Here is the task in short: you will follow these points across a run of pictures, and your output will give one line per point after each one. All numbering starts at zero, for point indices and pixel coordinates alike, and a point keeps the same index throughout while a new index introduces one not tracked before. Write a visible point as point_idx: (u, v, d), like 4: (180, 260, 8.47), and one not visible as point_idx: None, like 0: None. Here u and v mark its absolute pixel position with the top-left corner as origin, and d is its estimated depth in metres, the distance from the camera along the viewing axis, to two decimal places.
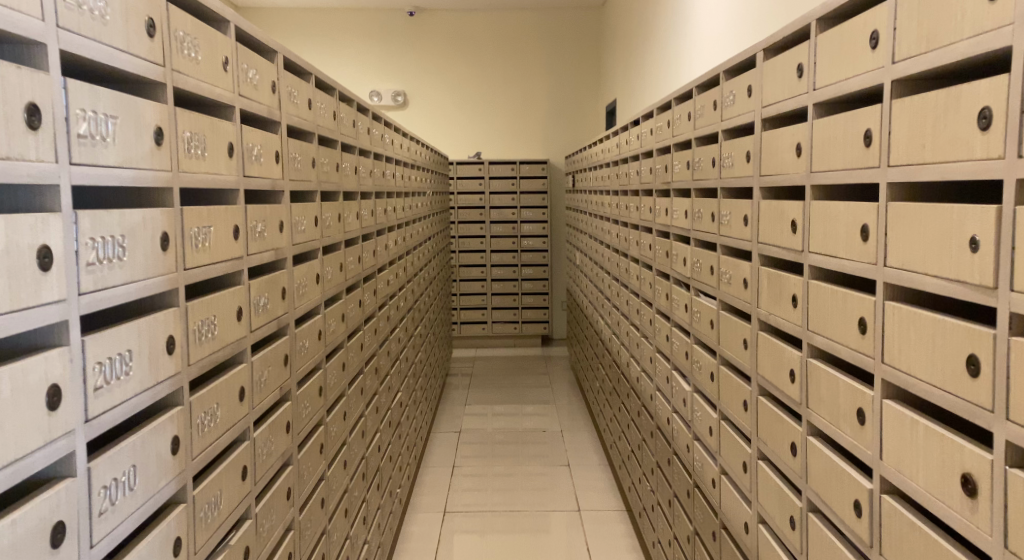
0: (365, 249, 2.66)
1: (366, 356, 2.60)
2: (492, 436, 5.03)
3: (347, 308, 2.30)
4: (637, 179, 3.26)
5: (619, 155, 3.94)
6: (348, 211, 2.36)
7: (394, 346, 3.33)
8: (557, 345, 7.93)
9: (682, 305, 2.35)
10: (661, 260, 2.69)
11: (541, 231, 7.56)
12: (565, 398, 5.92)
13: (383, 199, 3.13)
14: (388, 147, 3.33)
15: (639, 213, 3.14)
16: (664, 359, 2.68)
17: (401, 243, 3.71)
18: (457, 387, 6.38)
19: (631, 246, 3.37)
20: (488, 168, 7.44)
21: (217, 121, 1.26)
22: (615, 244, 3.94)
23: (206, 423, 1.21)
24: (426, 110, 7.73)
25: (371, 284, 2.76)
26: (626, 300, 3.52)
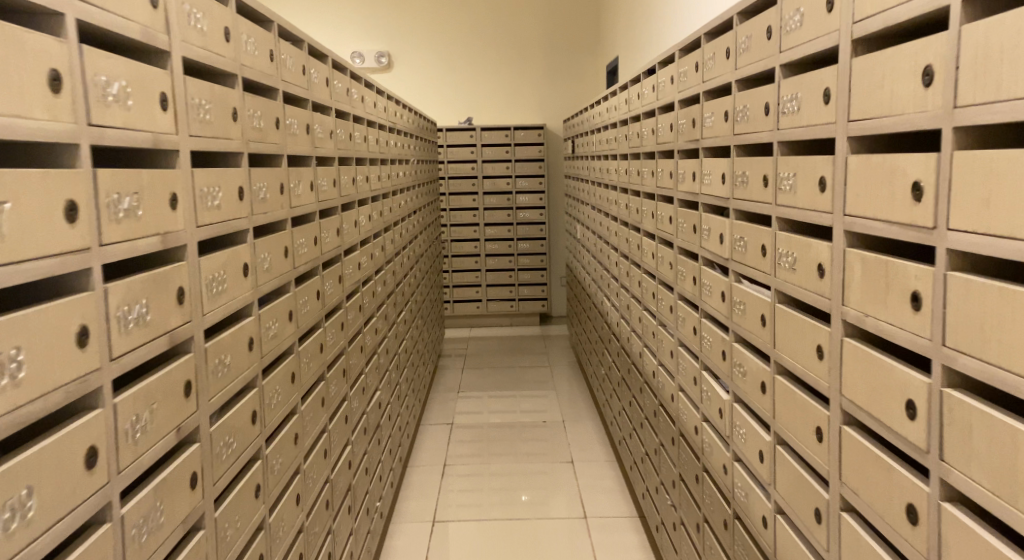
0: (327, 229, 2.19)
1: (330, 359, 2.16)
2: (488, 427, 4.62)
3: (301, 304, 1.84)
4: (651, 140, 2.78)
5: (626, 116, 3.46)
6: (300, 180, 1.88)
7: (372, 340, 2.90)
8: (556, 324, 7.50)
9: (717, 293, 1.91)
10: (685, 236, 2.24)
11: (538, 202, 7.07)
12: (566, 383, 5.50)
13: (352, 170, 2.66)
14: (357, 106, 2.84)
15: (655, 181, 2.68)
16: (689, 356, 2.25)
17: (379, 218, 3.25)
18: (451, 371, 5.97)
19: (644, 218, 2.92)
20: (480, 135, 6.94)
21: (32, 32, 0.78)
22: (623, 219, 3.48)
23: (3, 526, 0.71)
24: (413, 71, 7.19)
25: (337, 270, 2.31)
26: (637, 283, 3.08)
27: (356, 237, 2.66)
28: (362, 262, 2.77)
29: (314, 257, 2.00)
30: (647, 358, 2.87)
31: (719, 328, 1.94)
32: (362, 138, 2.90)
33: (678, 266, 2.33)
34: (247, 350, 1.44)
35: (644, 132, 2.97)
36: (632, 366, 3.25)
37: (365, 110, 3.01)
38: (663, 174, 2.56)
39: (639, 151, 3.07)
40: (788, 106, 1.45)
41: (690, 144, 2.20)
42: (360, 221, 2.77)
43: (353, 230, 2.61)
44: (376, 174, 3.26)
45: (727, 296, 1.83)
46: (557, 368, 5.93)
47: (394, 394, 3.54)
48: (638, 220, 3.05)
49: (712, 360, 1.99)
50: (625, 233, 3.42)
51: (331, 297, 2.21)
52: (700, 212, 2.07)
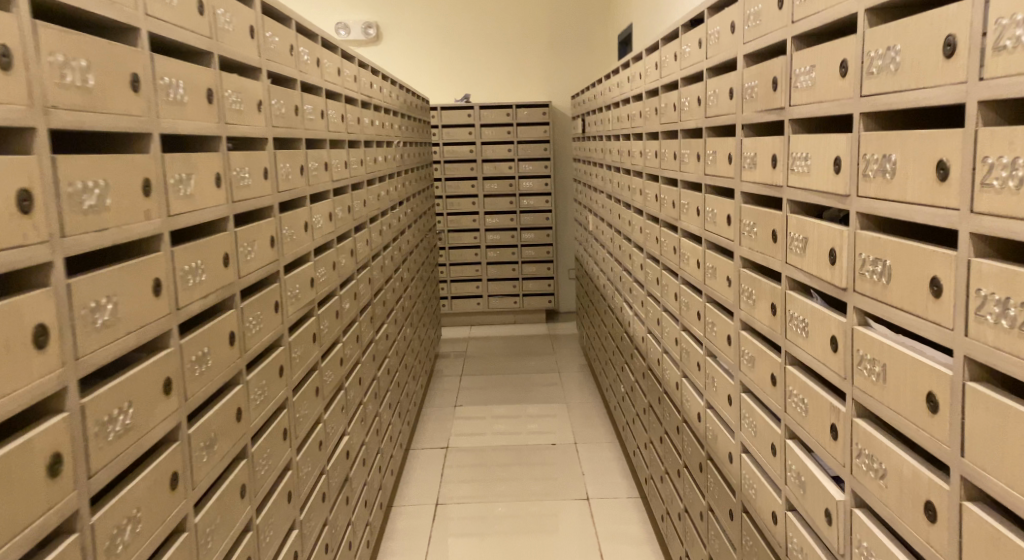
0: (250, 240, 1.57)
1: (257, 424, 1.54)
2: (492, 451, 4.02)
3: (192, 364, 1.22)
4: (715, 111, 2.22)
5: (663, 83, 2.84)
6: (190, 171, 1.28)
7: (333, 375, 2.30)
8: (564, 321, 6.86)
9: (821, 340, 1.57)
10: (762, 247, 1.90)
11: (544, 188, 6.43)
12: (577, 395, 4.87)
13: (291, 155, 2.05)
14: (299, 72, 2.22)
15: (721, 164, 2.18)
16: (762, 412, 1.93)
17: (340, 215, 2.63)
18: (447, 378, 5.35)
19: (705, 217, 2.37)
20: (479, 114, 6.28)
21: None
22: (668, 218, 2.85)
23: None
24: (404, 44, 6.52)
25: (270, 299, 1.69)
26: (699, 302, 2.48)
27: (302, 244, 2.05)
28: (314, 276, 2.15)
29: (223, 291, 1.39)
30: (698, 402, 2.48)
31: (818, 388, 1.60)
32: (308, 114, 2.28)
33: (745, 289, 2.03)
34: (40, 481, 0.81)
35: (701, 101, 2.37)
36: (673, 401, 2.81)
37: (314, 78, 2.40)
38: (727, 158, 2.13)
39: (689, 128, 2.49)
40: (1015, 34, 0.88)
41: (798, 115, 1.61)
42: (308, 220, 2.15)
43: (294, 234, 1.99)
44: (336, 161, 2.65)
45: (845, 346, 1.45)
46: (566, 374, 5.33)
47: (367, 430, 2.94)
48: (695, 220, 2.49)
49: (817, 433, 1.60)
50: (672, 234, 2.79)
51: (259, 338, 1.59)
52: (791, 220, 1.70)
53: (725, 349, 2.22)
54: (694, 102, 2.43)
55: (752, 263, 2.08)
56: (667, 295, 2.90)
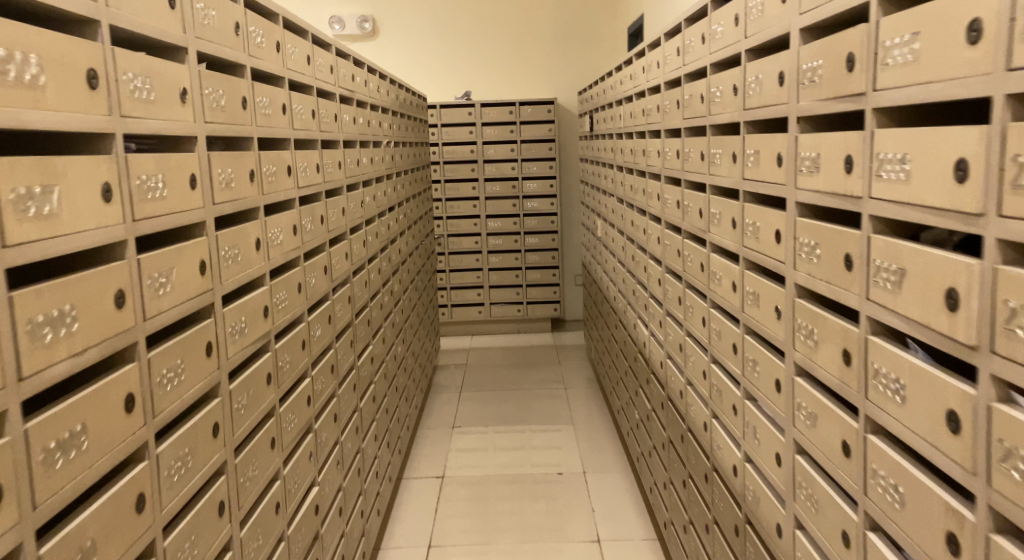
0: (159, 273, 1.49)
1: (171, 507, 1.50)
2: (492, 481, 3.67)
3: (49, 451, 1.10)
4: (758, 103, 1.88)
5: (686, 72, 2.48)
6: (48, 181, 1.12)
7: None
8: (571, 330, 6.51)
9: (908, 401, 1.27)
10: (828, 277, 1.57)
11: (549, 189, 6.07)
12: (585, 414, 4.51)
13: (218, 161, 1.77)
14: (246, 55, 1.96)
15: (768, 165, 1.86)
16: (816, 473, 1.66)
17: (291, 234, 2.28)
18: (445, 394, 4.99)
19: (747, 233, 2.05)
20: (480, 112, 5.93)
21: None
22: (694, 230, 2.49)
23: None
24: (402, 39, 6.18)
25: (197, 348, 1.65)
26: (739, 334, 2.15)
27: (251, 267, 1.97)
28: (261, 307, 2.03)
29: (116, 344, 1.31)
30: (734, 456, 2.21)
31: (918, 472, 1.26)
32: (246, 105, 1.96)
33: (803, 325, 1.72)
34: None
35: (738, 91, 2.02)
36: (703, 447, 2.52)
37: (263, 62, 2.08)
38: (776, 159, 1.81)
39: (723, 123, 2.14)
40: None
41: (882, 102, 1.28)
42: (241, 242, 1.92)
43: (234, 255, 1.87)
44: (296, 165, 2.33)
45: (934, 413, 1.18)
46: (572, 390, 4.97)
47: (334, 471, 2.59)
48: (732, 233, 2.16)
49: (883, 499, 1.36)
50: (701, 248, 2.45)
51: (177, 399, 1.55)
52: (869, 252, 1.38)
53: (774, 396, 1.90)
54: (731, 89, 2.05)
55: (808, 292, 1.76)
56: (695, 322, 2.57)
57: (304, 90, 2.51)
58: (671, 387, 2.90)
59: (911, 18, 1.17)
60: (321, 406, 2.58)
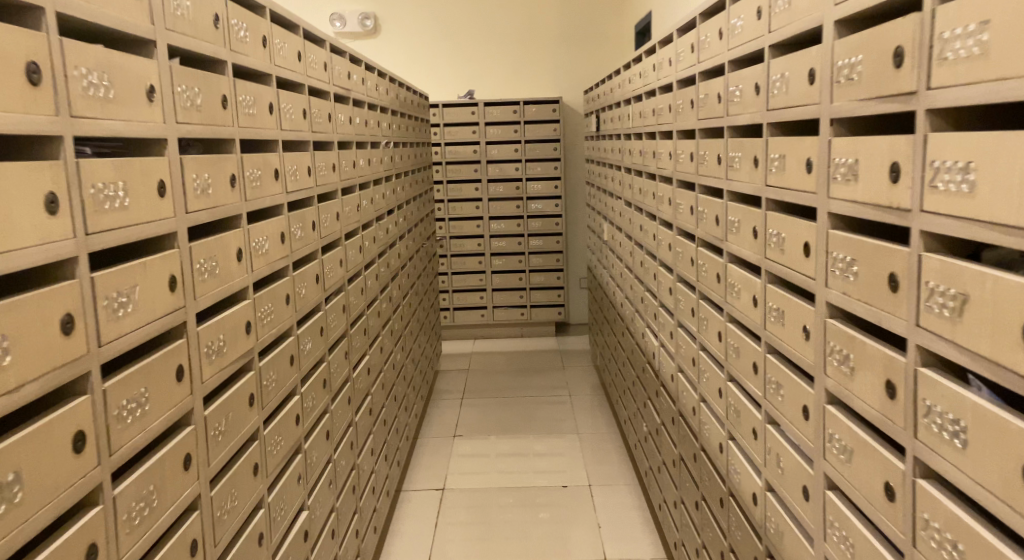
0: (204, 257, 1.39)
1: (217, 465, 1.35)
2: (495, 495, 3.53)
3: (120, 411, 1.03)
4: (740, 107, 1.73)
5: (689, 75, 2.36)
6: (59, 188, 0.91)
7: (287, 440, 1.77)
8: (575, 334, 6.37)
9: (877, 382, 1.07)
10: (799, 263, 1.37)
11: (553, 191, 5.94)
12: (591, 423, 4.38)
13: (248, 162, 1.63)
14: (268, 61, 1.83)
15: (749, 169, 1.65)
16: (795, 455, 1.44)
17: (312, 230, 2.09)
18: (446, 402, 4.85)
19: (728, 230, 1.84)
20: (483, 111, 5.81)
21: None
22: (687, 227, 2.27)
23: None
24: (404, 36, 6.06)
25: (238, 325, 1.49)
26: (721, 322, 1.92)
27: (232, 279, 1.50)
28: (286, 294, 1.81)
29: (167, 322, 1.22)
30: (721, 485, 2.06)
31: (939, 517, 0.91)
32: (273, 111, 1.81)
33: (773, 307, 1.52)
34: None
35: (722, 98, 1.89)
36: (697, 474, 2.36)
37: (286, 70, 1.96)
38: (754, 162, 1.62)
39: (709, 125, 2.00)
40: None
41: (856, 110, 1.12)
42: (275, 230, 1.75)
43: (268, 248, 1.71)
44: (315, 164, 2.16)
45: (911, 398, 0.97)
46: (577, 397, 4.84)
47: (354, 493, 2.46)
48: (716, 230, 1.95)
49: (863, 488, 1.14)
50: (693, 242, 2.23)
51: (218, 370, 1.39)
52: (842, 239, 1.18)
53: (751, 442, 1.73)
54: (716, 94, 1.94)
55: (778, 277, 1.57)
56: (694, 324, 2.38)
57: (317, 93, 2.39)
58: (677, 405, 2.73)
59: (897, 27, 0.99)
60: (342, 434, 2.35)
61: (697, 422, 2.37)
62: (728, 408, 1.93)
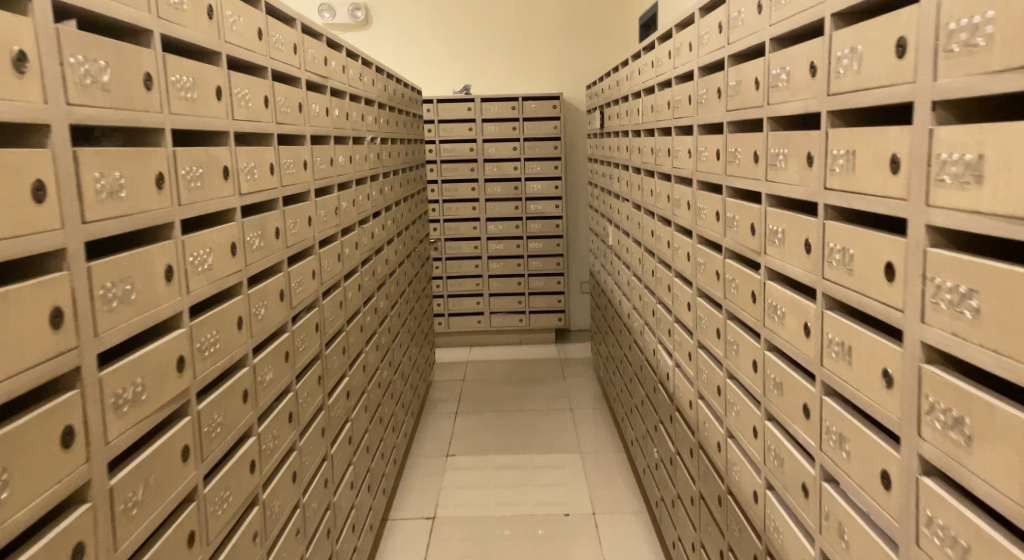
0: (112, 280, 1.04)
1: (127, 550, 1.05)
2: (490, 524, 3.23)
3: None
4: (783, 99, 1.43)
5: (699, 66, 2.07)
6: None
7: (235, 495, 1.44)
8: (576, 341, 6.06)
9: (1018, 464, 0.77)
10: (878, 289, 1.07)
11: (554, 191, 5.64)
12: (594, 441, 4.08)
13: (183, 158, 1.28)
14: (217, 36, 1.47)
15: (798, 170, 1.36)
16: (862, 529, 1.15)
17: (274, 239, 1.77)
18: (438, 417, 4.54)
19: (767, 239, 1.54)
20: (480, 107, 5.50)
21: None
22: (712, 236, 1.95)
23: None
24: (396, 28, 5.75)
25: (164, 361, 1.18)
26: (757, 350, 1.61)
27: (162, 304, 1.19)
28: (235, 318, 1.49)
29: (44, 373, 0.89)
30: (746, 540, 1.74)
31: None
32: (222, 96, 1.48)
33: (835, 340, 1.22)
34: None
35: (757, 84, 1.59)
36: (712, 519, 2.05)
37: (240, 48, 1.60)
38: (806, 159, 1.32)
39: (742, 118, 1.70)
40: None
41: (983, 92, 0.82)
42: (217, 245, 1.42)
43: (209, 265, 1.38)
44: (281, 162, 1.85)
45: None
46: (579, 412, 4.54)
47: (328, 539, 2.15)
48: (751, 242, 1.64)
49: None
50: (716, 254, 1.91)
51: (133, 424, 1.08)
52: (949, 261, 0.89)
53: (799, 499, 1.40)
54: (752, 81, 1.62)
55: (842, 303, 1.27)
56: (706, 334, 2.03)
57: (288, 80, 2.07)
58: (680, 443, 2.41)
59: None
60: (312, 472, 2.04)
61: (713, 460, 2.02)
62: (761, 450, 1.61)
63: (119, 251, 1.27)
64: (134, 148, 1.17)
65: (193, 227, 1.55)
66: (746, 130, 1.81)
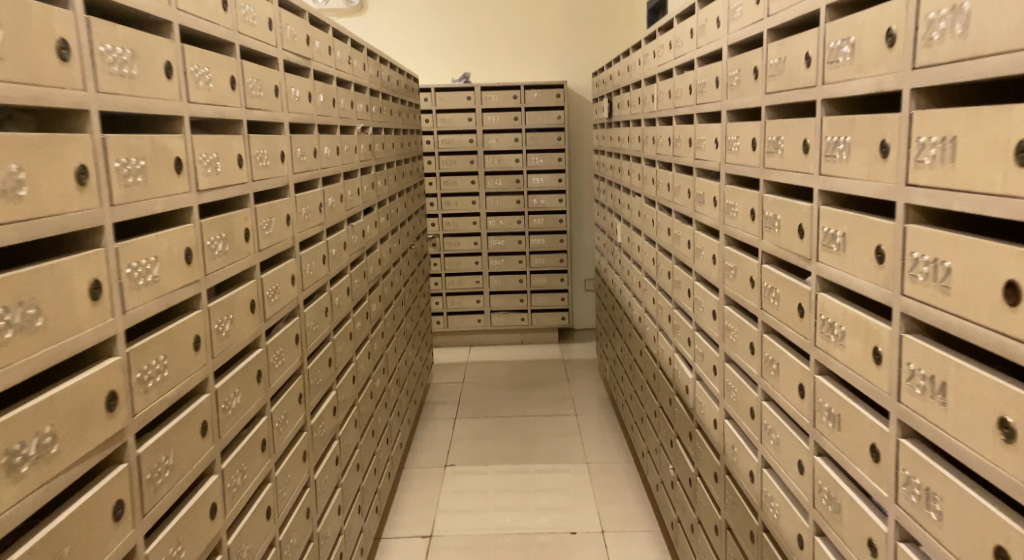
0: (6, 303, 0.80)
1: None
2: (490, 545, 3.00)
3: None
4: (844, 77, 1.19)
5: (730, 44, 1.83)
6: None
7: (189, 549, 1.21)
8: (580, 341, 5.83)
9: None
10: (994, 316, 0.83)
11: (557, 184, 5.40)
12: (601, 450, 3.84)
13: (118, 146, 1.03)
14: (168, 2, 1.23)
15: (867, 163, 1.12)
16: None
17: (243, 242, 1.53)
18: (437, 422, 4.31)
19: (822, 243, 1.31)
20: (480, 96, 5.26)
21: None
22: (746, 238, 1.72)
23: None
24: (393, 13, 5.50)
25: (86, 403, 0.93)
26: (807, 375, 1.38)
27: (86, 329, 0.94)
28: (190, 338, 1.25)
29: None
30: None
31: None
32: (174, 75, 1.23)
33: (920, 373, 0.99)
34: None
35: (808, 61, 1.35)
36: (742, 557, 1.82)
37: (200, 18, 1.36)
38: (880, 149, 1.09)
39: (786, 102, 1.46)
40: None
41: None
42: (166, 252, 1.17)
43: (155, 276, 1.14)
44: (253, 153, 1.61)
45: None
46: (585, 418, 4.30)
47: None
48: (798, 246, 1.41)
49: None
50: (753, 259, 1.68)
51: (39, 487, 0.84)
52: None
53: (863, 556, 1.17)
54: (801, 58, 1.38)
55: (926, 326, 1.03)
56: (739, 347, 1.80)
57: (263, 60, 1.82)
58: (703, 465, 2.18)
59: None
60: (292, 503, 1.81)
61: (744, 491, 1.79)
62: (810, 490, 1.38)
63: (39, 261, 1.03)
64: (47, 134, 0.92)
65: (144, 229, 1.32)
66: (788, 116, 1.57)
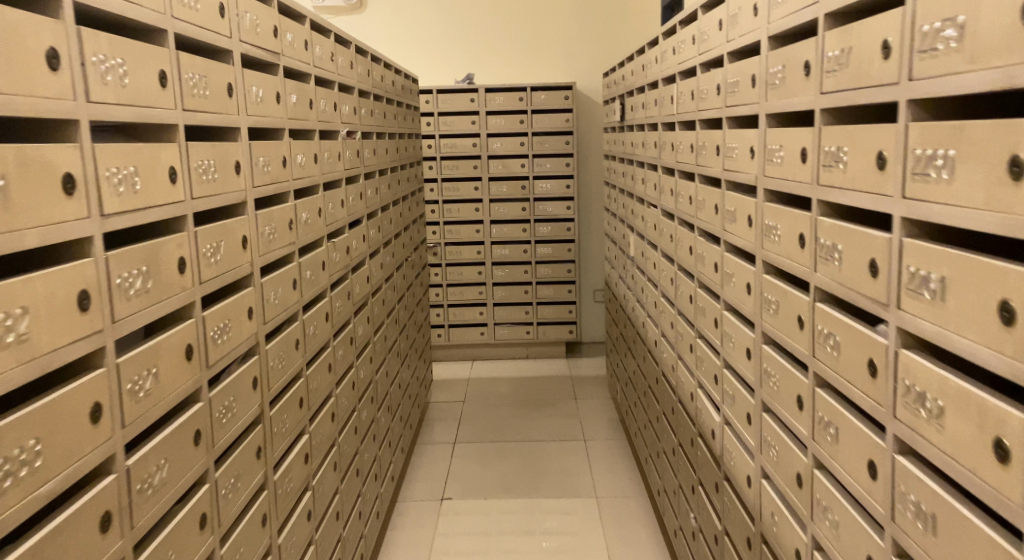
0: None
1: None
2: None
3: None
4: (948, 69, 0.89)
5: (771, 35, 1.53)
6: None
7: None
8: (589, 356, 5.53)
9: None
10: None
11: (565, 191, 5.10)
12: (611, 482, 3.54)
13: None
14: None
15: (985, 185, 0.82)
16: None
17: (176, 275, 1.24)
18: (435, 447, 4.02)
19: (906, 287, 1.01)
20: (484, 98, 4.97)
21: None
22: (792, 268, 1.42)
23: None
24: (393, 11, 5.23)
25: None
26: (881, 452, 1.08)
27: None
28: (84, 409, 0.96)
29: None
30: None
31: None
32: (64, 66, 0.94)
33: None
34: None
35: (885, 51, 1.05)
36: None
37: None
38: (1007, 169, 0.79)
39: (851, 104, 1.17)
40: None
41: None
42: (43, 300, 0.88)
43: (22, 334, 0.84)
44: (192, 165, 1.32)
45: None
46: (594, 443, 4.00)
47: None
48: (869, 286, 1.11)
49: None
50: (803, 295, 1.38)
51: None
52: None
53: None
54: (875, 48, 1.08)
55: None
56: (782, 398, 1.49)
57: (215, 53, 1.53)
58: (732, 524, 1.88)
59: None
60: None
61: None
62: None
63: None
64: None
65: (36, 264, 1.03)
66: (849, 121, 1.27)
